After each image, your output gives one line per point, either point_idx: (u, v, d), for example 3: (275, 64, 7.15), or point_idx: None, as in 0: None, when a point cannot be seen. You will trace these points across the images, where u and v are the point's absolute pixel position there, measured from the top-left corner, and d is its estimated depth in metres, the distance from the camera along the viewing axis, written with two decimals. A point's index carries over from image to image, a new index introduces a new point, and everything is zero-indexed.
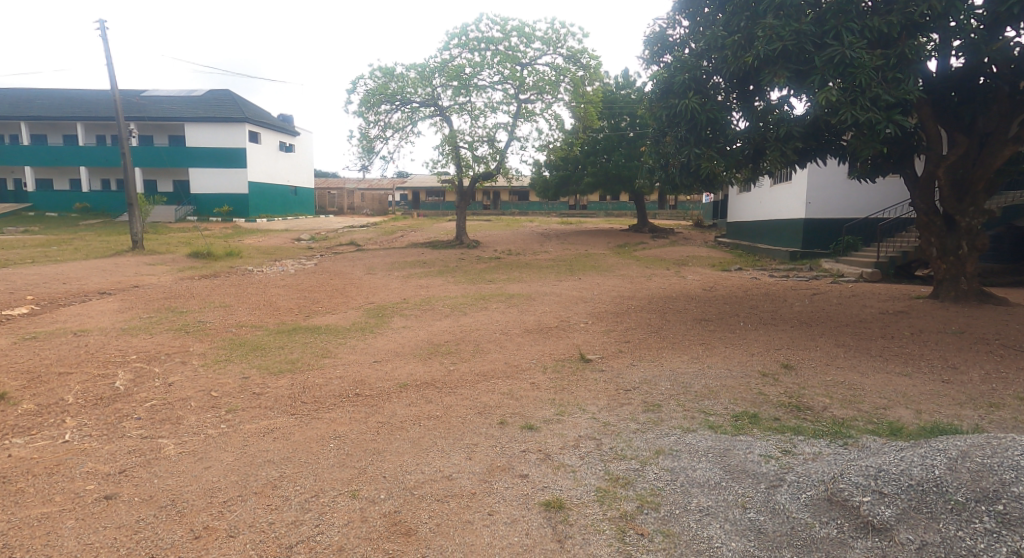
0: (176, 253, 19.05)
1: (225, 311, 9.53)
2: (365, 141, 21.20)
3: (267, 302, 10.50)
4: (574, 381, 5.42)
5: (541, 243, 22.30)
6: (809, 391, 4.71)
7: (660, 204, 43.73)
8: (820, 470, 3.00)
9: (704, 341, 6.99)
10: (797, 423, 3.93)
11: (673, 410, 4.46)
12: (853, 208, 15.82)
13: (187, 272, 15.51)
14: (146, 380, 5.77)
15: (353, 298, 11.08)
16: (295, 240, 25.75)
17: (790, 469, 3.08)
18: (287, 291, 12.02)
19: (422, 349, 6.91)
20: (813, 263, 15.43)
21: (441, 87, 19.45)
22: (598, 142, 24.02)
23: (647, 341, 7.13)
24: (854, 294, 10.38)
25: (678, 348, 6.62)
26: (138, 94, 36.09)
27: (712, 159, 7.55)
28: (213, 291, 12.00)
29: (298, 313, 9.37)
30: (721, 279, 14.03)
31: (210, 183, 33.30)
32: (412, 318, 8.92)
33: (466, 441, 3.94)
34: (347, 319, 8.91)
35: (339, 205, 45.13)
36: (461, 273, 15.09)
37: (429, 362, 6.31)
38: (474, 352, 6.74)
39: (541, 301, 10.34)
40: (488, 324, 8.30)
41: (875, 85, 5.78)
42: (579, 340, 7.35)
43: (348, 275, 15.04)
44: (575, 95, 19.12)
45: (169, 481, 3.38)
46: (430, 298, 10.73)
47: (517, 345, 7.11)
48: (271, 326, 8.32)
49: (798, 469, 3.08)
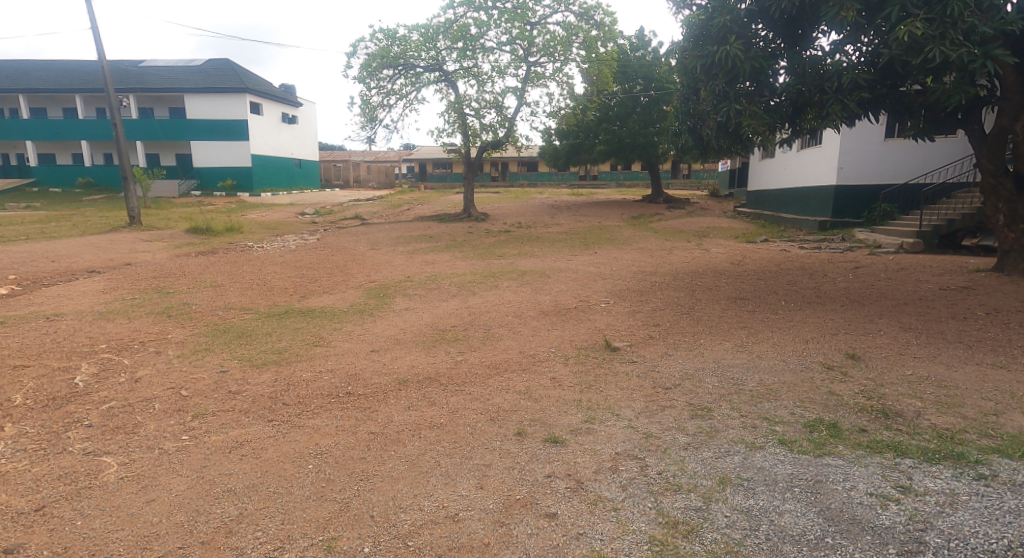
0: (175, 229, 18.30)
1: (215, 292, 8.74)
2: (367, 109, 20.36)
3: (261, 281, 9.72)
4: (602, 375, 4.64)
5: (553, 215, 21.45)
6: (893, 391, 3.94)
7: (673, 173, 42.54)
8: (981, 533, 2.34)
9: (746, 325, 6.23)
10: (892, 438, 3.18)
11: (727, 416, 3.70)
12: (891, 172, 14.93)
13: (184, 249, 14.72)
14: (110, 375, 4.96)
15: (354, 277, 10.30)
16: (298, 214, 25.02)
17: (925, 525, 2.39)
18: (285, 268, 11.24)
19: (426, 335, 6.16)
20: (846, 234, 14.72)
21: (445, 50, 18.51)
22: (611, 108, 23.01)
23: (679, 325, 6.37)
24: (902, 268, 9.55)
25: (717, 334, 5.88)
26: (138, 64, 35.01)
27: (755, 117, 6.81)
28: (207, 270, 11.23)
29: (293, 294, 8.59)
30: (748, 251, 13.14)
31: (213, 156, 32.52)
32: (416, 298, 8.18)
33: (476, 461, 3.19)
34: (345, 300, 8.14)
35: (345, 177, 44.29)
36: (470, 248, 14.25)
37: (434, 353, 5.52)
38: (485, 339, 5.97)
39: (557, 278, 9.51)
40: (499, 305, 7.55)
41: (968, 15, 5.11)
42: (603, 323, 6.58)
43: (351, 252, 14.27)
44: (587, 57, 18.13)
45: (96, 523, 2.65)
46: (437, 276, 9.93)
47: (533, 330, 6.34)
48: (263, 309, 7.58)
49: (939, 524, 2.40)
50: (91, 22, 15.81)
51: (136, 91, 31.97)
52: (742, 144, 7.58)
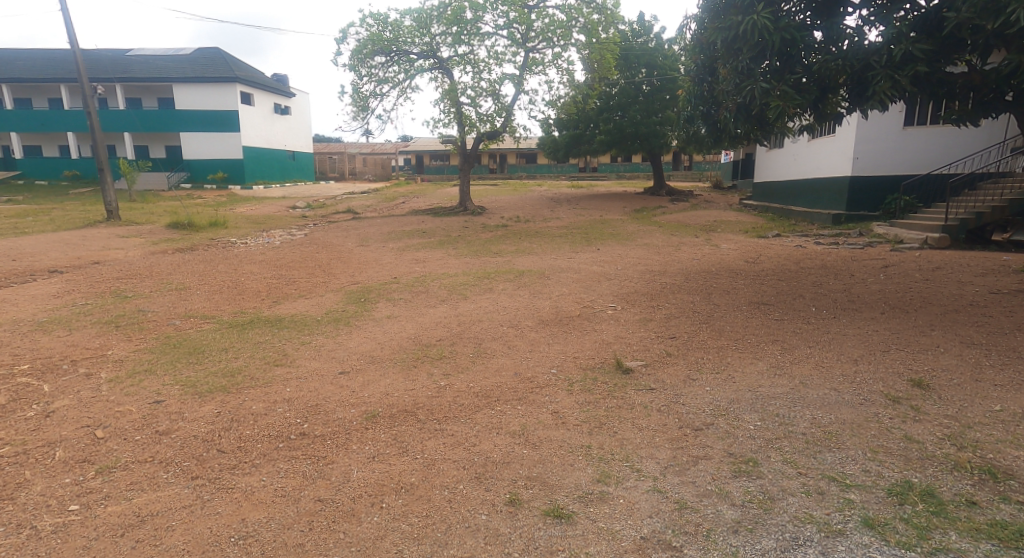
0: (155, 224, 17.32)
1: (180, 296, 7.88)
2: (358, 99, 19.45)
3: (233, 283, 8.84)
4: (615, 409, 3.82)
5: (552, 209, 20.56)
6: (986, 438, 3.13)
7: (674, 164, 41.70)
8: None
9: (777, 339, 5.42)
10: (1020, 520, 2.43)
11: (781, 472, 2.91)
12: (911, 161, 14.14)
13: (161, 246, 13.79)
14: (18, 407, 4.09)
15: (337, 277, 9.46)
16: (289, 208, 24.12)
17: None
18: (263, 268, 10.37)
19: (407, 350, 5.31)
20: (863, 229, 13.94)
21: (440, 36, 17.58)
22: (612, 97, 22.09)
23: (700, 338, 5.59)
24: (937, 269, 8.75)
25: (746, 351, 5.05)
26: (124, 53, 33.97)
27: (784, 97, 5.95)
28: (179, 269, 10.34)
29: (265, 299, 7.74)
30: (762, 248, 12.28)
31: (202, 148, 31.54)
32: (401, 303, 7.34)
33: (452, 553, 2.47)
34: (321, 306, 7.27)
35: (339, 170, 43.28)
36: (464, 244, 13.38)
37: (414, 376, 4.67)
38: (476, 356, 5.13)
39: (558, 280, 8.66)
40: (494, 312, 6.71)
41: None
42: (611, 336, 5.77)
43: (338, 248, 13.41)
44: (588, 42, 17.23)
45: None
46: (426, 277, 9.09)
47: (532, 345, 5.50)
48: (227, 317, 6.72)
49: None
50: (61, 4, 14.83)
51: (122, 81, 30.98)
52: (764, 129, 6.74)
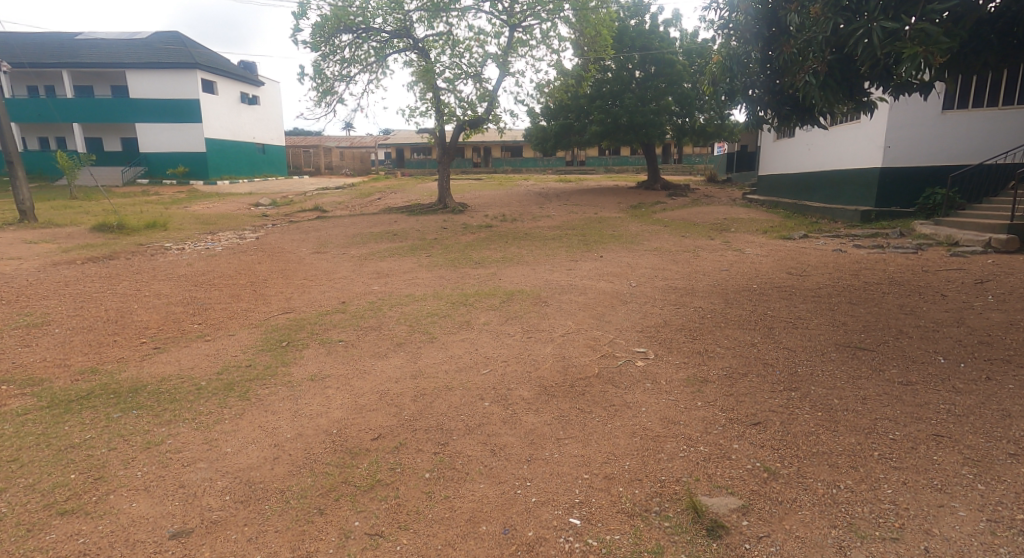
0: (78, 227, 14.72)
1: (21, 339, 5.47)
2: (322, 82, 16.99)
3: (119, 314, 6.50)
4: None
5: (541, 205, 18.46)
6: None
7: (665, 157, 39.87)
8: None
9: (944, 436, 3.26)
10: None
11: None
12: (954, 152, 12.13)
13: (71, 255, 11.30)
14: None
15: (266, 302, 7.18)
16: (251, 206, 21.64)
17: None
18: (176, 288, 8.02)
19: (312, 470, 3.06)
20: (903, 227, 11.91)
21: (415, 11, 15.23)
22: (603, 84, 19.78)
23: (808, 430, 3.43)
24: None
25: (912, 472, 2.89)
26: (73, 37, 31.13)
27: (923, 40, 3.96)
28: (64, 289, 7.93)
29: (147, 342, 5.43)
30: (797, 255, 10.20)
31: (158, 140, 28.81)
32: (338, 349, 5.13)
33: None
34: (218, 357, 4.96)
35: (314, 164, 40.62)
36: (440, 250, 11.18)
37: (308, 551, 2.53)
38: (430, 485, 2.94)
39: (560, 307, 6.40)
40: (468, 369, 4.51)
41: None
42: (656, 425, 3.57)
43: (286, 257, 11.08)
44: (581, 17, 14.79)
45: None
46: (382, 302, 6.87)
47: (531, 448, 3.29)
48: (63, 380, 4.40)
49: None
50: None
51: (69, 67, 28.13)
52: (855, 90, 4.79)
